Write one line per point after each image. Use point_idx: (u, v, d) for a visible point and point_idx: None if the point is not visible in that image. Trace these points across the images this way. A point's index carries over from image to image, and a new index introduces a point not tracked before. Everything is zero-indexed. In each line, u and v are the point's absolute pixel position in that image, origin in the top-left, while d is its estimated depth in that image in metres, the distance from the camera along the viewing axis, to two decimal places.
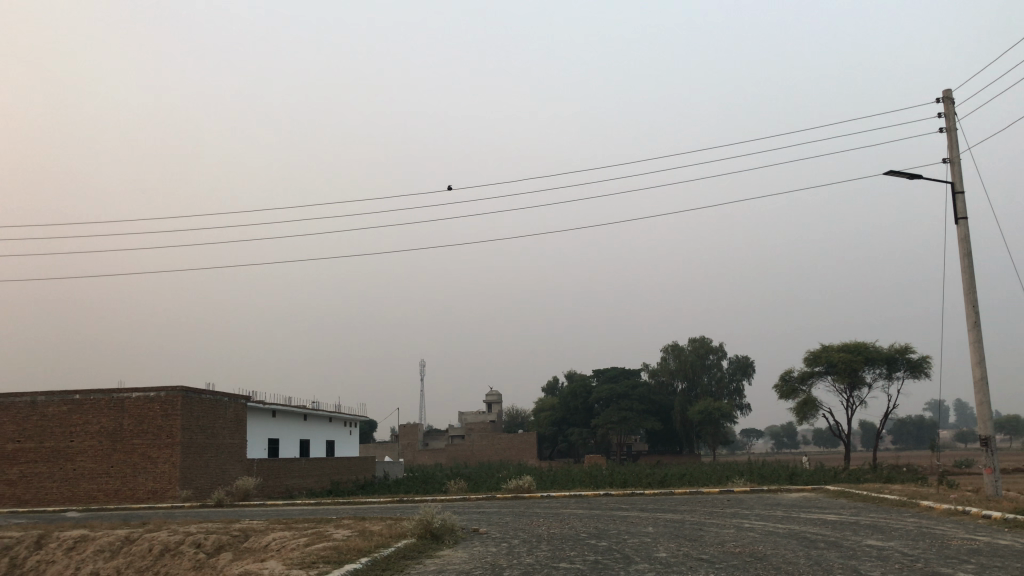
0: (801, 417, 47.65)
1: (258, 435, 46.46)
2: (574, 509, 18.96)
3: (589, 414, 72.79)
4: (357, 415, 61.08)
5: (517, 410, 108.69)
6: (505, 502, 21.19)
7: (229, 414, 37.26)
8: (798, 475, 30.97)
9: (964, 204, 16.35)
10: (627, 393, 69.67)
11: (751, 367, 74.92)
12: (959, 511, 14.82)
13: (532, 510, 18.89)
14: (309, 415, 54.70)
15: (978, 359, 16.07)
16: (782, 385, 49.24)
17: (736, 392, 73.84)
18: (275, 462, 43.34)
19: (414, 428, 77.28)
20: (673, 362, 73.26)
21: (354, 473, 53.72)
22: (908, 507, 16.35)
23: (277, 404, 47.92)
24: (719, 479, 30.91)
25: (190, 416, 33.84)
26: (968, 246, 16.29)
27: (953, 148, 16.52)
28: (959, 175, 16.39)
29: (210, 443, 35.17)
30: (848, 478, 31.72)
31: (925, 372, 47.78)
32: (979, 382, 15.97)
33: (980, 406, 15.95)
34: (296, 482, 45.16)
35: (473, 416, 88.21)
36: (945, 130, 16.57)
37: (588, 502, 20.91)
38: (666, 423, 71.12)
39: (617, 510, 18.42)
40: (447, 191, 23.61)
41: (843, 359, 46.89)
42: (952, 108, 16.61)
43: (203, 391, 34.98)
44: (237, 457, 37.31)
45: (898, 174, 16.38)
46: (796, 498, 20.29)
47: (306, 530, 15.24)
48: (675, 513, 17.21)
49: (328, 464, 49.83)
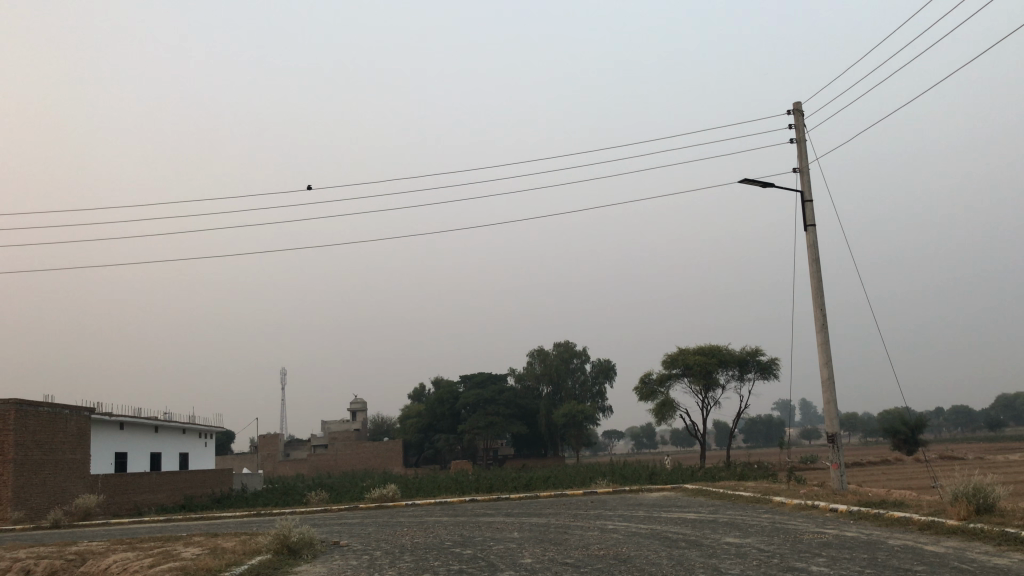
0: (660, 418, 49.06)
1: (103, 449, 43.65)
2: (439, 517, 18.61)
3: (455, 420, 72.59)
4: (213, 426, 58.44)
5: (382, 417, 107.27)
6: (369, 512, 20.66)
7: (71, 428, 34.75)
8: (658, 475, 31.82)
9: (812, 212, 17.11)
10: (493, 398, 69.90)
11: (613, 370, 76.71)
12: (808, 506, 15.44)
13: (396, 520, 18.39)
14: (161, 427, 51.92)
15: (825, 359, 16.84)
16: (642, 387, 50.55)
17: (599, 395, 75.39)
18: (122, 478, 40.81)
19: (275, 438, 74.86)
20: (538, 366, 74.09)
21: (210, 487, 51.34)
22: (762, 504, 16.90)
23: (125, 416, 45.21)
24: (583, 481, 31.38)
25: (25, 431, 31.33)
26: (816, 251, 17.05)
27: (802, 158, 17.26)
28: (809, 184, 17.15)
29: (49, 459, 32.69)
30: (706, 476, 32.80)
31: (773, 373, 50.21)
32: (826, 381, 16.73)
33: (827, 405, 16.71)
34: (146, 498, 42.71)
35: (337, 425, 86.33)
36: (795, 141, 17.30)
37: (452, 509, 20.62)
38: (531, 427, 71.80)
39: (482, 516, 18.20)
40: (307, 192, 22.98)
41: (699, 361, 48.63)
42: (802, 120, 17.36)
43: (40, 403, 32.45)
44: (79, 474, 34.86)
45: (753, 183, 16.95)
46: (657, 497, 20.69)
47: (151, 550, 14.25)
48: (540, 516, 17.18)
49: (181, 478, 47.39)
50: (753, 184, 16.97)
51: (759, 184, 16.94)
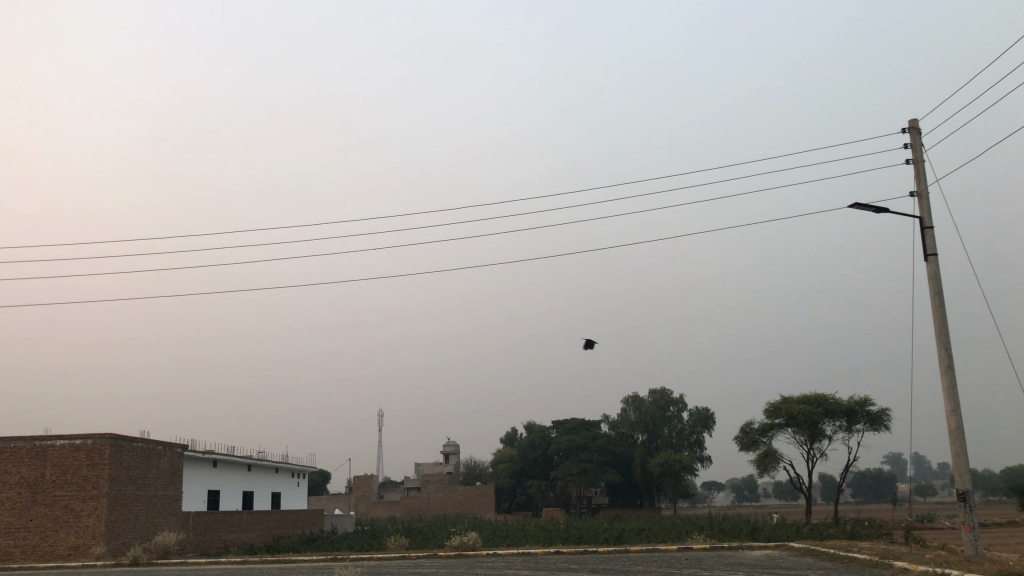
0: (762, 470, 46.35)
1: (196, 486, 43.96)
2: (519, 570, 17.25)
3: (548, 465, 70.93)
4: (306, 466, 58.53)
5: (475, 461, 106.31)
6: (447, 562, 19.52)
7: (163, 464, 34.91)
8: (760, 530, 29.53)
9: (933, 240, 15.33)
10: (587, 444, 67.96)
11: (712, 419, 73.49)
12: (936, 574, 13.45)
13: (473, 571, 17.12)
14: (253, 465, 52.14)
15: (952, 406, 14.89)
16: (742, 437, 48.04)
17: (698, 444, 72.33)
18: (213, 516, 40.84)
19: (368, 480, 74.72)
20: (633, 413, 71.91)
21: (300, 527, 51.17)
22: (880, 569, 14.89)
23: (219, 453, 45.54)
24: (678, 535, 29.46)
25: (119, 465, 31.54)
26: (939, 284, 15.21)
27: (920, 181, 15.53)
28: (928, 209, 15.40)
29: (141, 495, 32.83)
30: (813, 534, 30.32)
31: (885, 425, 46.90)
32: (955, 431, 14.77)
33: (956, 458, 14.71)
34: (234, 536, 42.63)
35: (429, 468, 85.73)
36: (912, 162, 15.60)
37: (536, 561, 19.27)
38: (626, 476, 69.47)
39: (564, 571, 16.72)
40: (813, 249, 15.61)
41: (804, 411, 45.87)
42: (919, 139, 15.67)
43: (134, 439, 32.70)
44: (171, 510, 34.99)
45: (864, 208, 15.32)
46: (759, 557, 18.74)
47: None
48: (627, 574, 15.65)
49: (271, 517, 47.37)
50: (864, 210, 15.35)
51: (871, 209, 15.30)
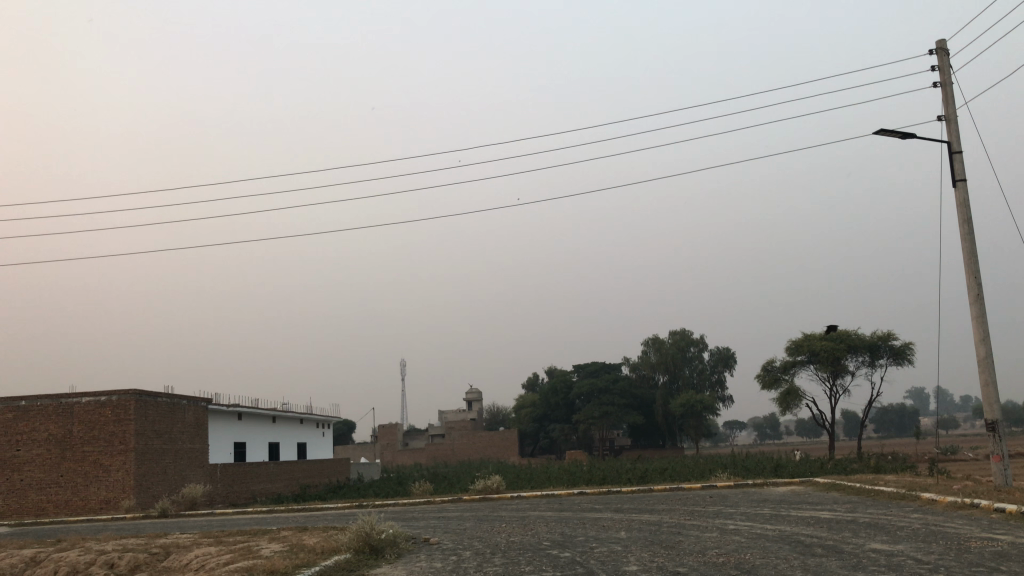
0: (784, 407, 46.26)
1: (223, 439, 44.46)
2: (542, 512, 17.19)
3: (570, 409, 71.26)
4: (330, 416, 59.08)
5: (498, 407, 107.14)
6: (470, 506, 19.52)
7: (188, 417, 35.25)
8: (784, 467, 29.45)
9: (962, 165, 14.79)
10: (608, 388, 68.09)
11: (733, 358, 73.35)
12: (967, 505, 13.18)
13: (497, 514, 17.05)
14: (277, 417, 52.62)
15: (981, 334, 14.53)
16: (764, 375, 47.88)
17: (719, 384, 72.33)
18: (240, 468, 41.34)
19: (392, 429, 75.46)
20: (654, 355, 71.91)
21: (327, 477, 51.82)
22: (908, 501, 14.68)
23: (242, 406, 45.91)
24: (702, 474, 29.45)
25: (145, 420, 31.85)
26: (968, 211, 14.73)
27: (948, 104, 14.95)
28: (956, 133, 14.84)
29: (168, 448, 33.21)
30: (837, 470, 30.18)
31: (908, 359, 46.54)
32: (984, 360, 14.43)
33: (985, 387, 14.41)
34: (262, 487, 43.19)
35: (453, 415, 86.41)
36: (939, 85, 14.99)
37: (560, 502, 19.23)
38: (648, 417, 69.71)
39: (588, 511, 16.63)
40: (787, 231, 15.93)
41: (826, 347, 45.56)
42: (947, 61, 15.03)
43: (159, 394, 32.97)
44: (198, 463, 35.41)
45: (890, 134, 14.78)
46: (784, 492, 18.57)
47: (236, 545, 13.46)
48: (651, 513, 15.49)
49: (297, 467, 47.93)
50: (890, 136, 14.80)
51: (897, 136, 14.75)
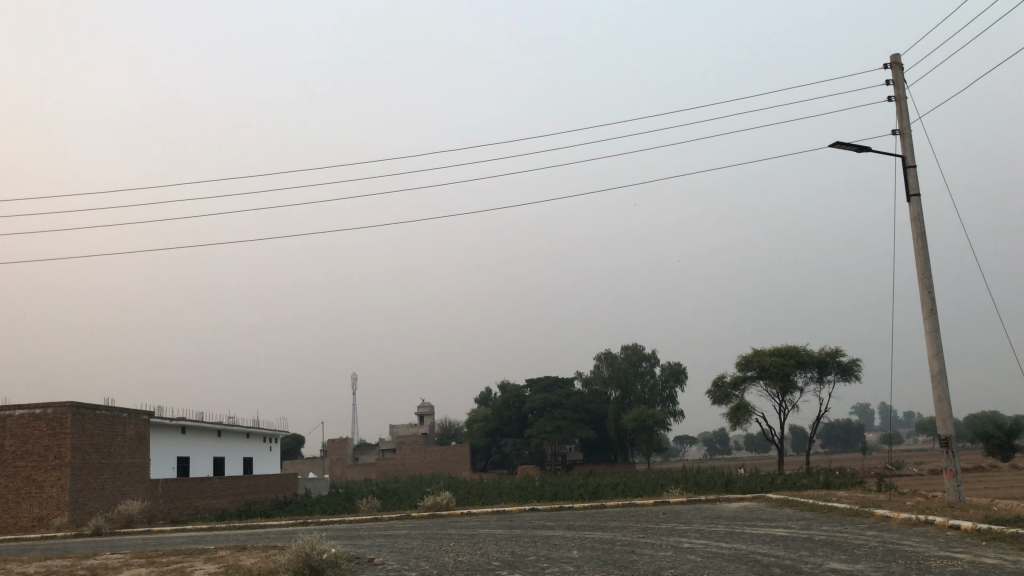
0: (734, 423, 46.42)
1: (165, 454, 43.14)
2: (493, 530, 16.71)
3: (523, 424, 70.82)
4: (277, 430, 57.83)
5: (450, 421, 106.27)
6: (420, 523, 18.99)
7: (129, 431, 34.04)
8: (735, 482, 29.36)
9: (916, 179, 14.79)
10: (561, 402, 67.84)
11: (684, 373, 73.62)
12: (922, 521, 13.05)
13: (446, 532, 16.56)
14: (223, 431, 51.28)
15: (935, 350, 14.48)
16: (715, 390, 47.97)
17: (670, 399, 72.47)
18: (182, 483, 40.07)
19: (342, 443, 74.25)
20: (606, 370, 71.89)
21: (273, 492, 50.52)
22: (862, 518, 14.53)
23: (186, 420, 44.61)
24: (654, 489, 29.19)
25: (82, 434, 30.66)
26: (921, 225, 14.71)
27: (903, 119, 14.94)
28: (910, 147, 14.84)
29: (107, 463, 32.01)
30: (787, 484, 30.22)
31: (855, 375, 47.05)
32: (938, 375, 14.38)
33: (938, 403, 14.35)
34: (205, 503, 41.92)
35: (404, 430, 85.37)
36: (893, 99, 14.98)
37: (511, 519, 18.80)
38: (600, 432, 69.56)
39: (539, 529, 16.20)
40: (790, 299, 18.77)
41: (775, 363, 45.86)
42: (901, 76, 15.04)
43: (97, 407, 31.79)
44: (139, 478, 34.18)
45: (846, 147, 14.70)
46: (738, 508, 18.38)
47: (167, 566, 12.74)
48: (604, 531, 15.11)
49: (242, 482, 46.66)
50: (846, 149, 14.74)
51: (853, 149, 14.69)
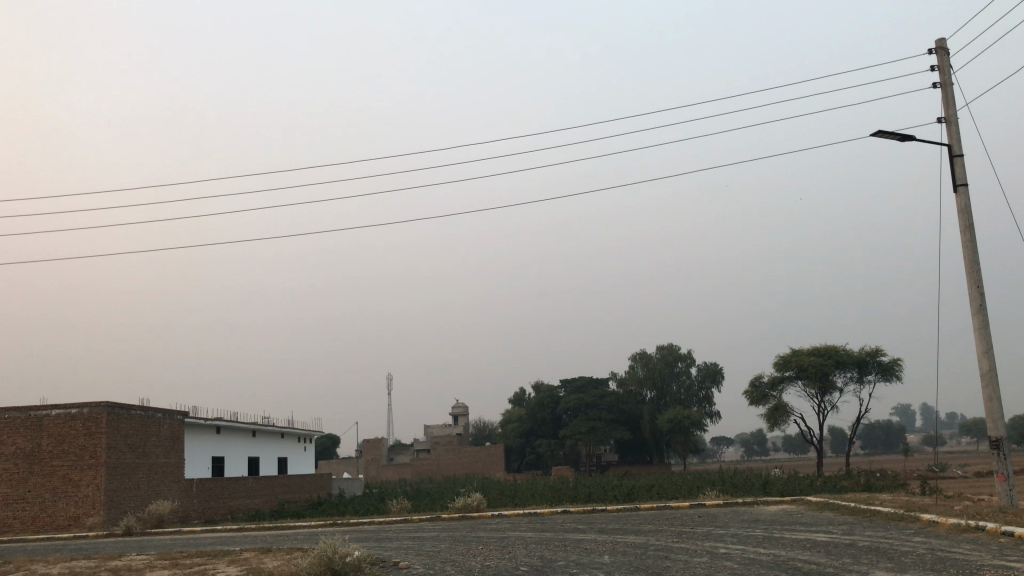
0: (772, 423, 45.55)
1: (200, 453, 43.33)
2: (523, 532, 16.31)
3: (557, 424, 70.34)
4: (312, 430, 57.98)
5: (484, 422, 106.04)
6: (449, 524, 18.66)
7: (164, 431, 34.14)
8: (773, 484, 28.64)
9: (964, 169, 14.12)
10: (595, 403, 67.24)
11: (720, 374, 72.56)
12: (971, 527, 12.42)
13: (476, 534, 16.22)
14: (257, 431, 51.47)
15: (985, 347, 13.81)
16: (752, 390, 47.11)
17: (706, 400, 71.45)
18: (216, 483, 40.18)
19: (377, 443, 74.33)
20: (641, 370, 71.11)
21: (307, 492, 50.61)
22: (908, 523, 13.92)
23: (221, 420, 44.82)
24: (690, 491, 28.57)
25: (117, 434, 30.80)
26: (969, 217, 14.04)
27: (949, 106, 14.28)
28: (957, 136, 14.17)
29: (141, 463, 32.12)
30: (827, 487, 29.43)
31: (897, 376, 45.92)
32: (987, 374, 13.71)
33: (988, 403, 13.68)
34: (239, 503, 42.02)
35: (438, 430, 85.21)
36: (938, 86, 14.34)
37: (541, 521, 18.38)
38: (635, 433, 68.84)
39: (570, 532, 15.76)
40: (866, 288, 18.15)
41: (814, 362, 44.93)
42: (946, 61, 14.38)
43: (132, 407, 31.90)
44: (173, 478, 34.28)
45: (889, 136, 14.09)
46: (776, 512, 17.77)
47: (190, 568, 12.51)
48: (637, 535, 14.64)
49: (276, 482, 46.76)
50: (888, 138, 14.11)
51: (896, 138, 14.06)
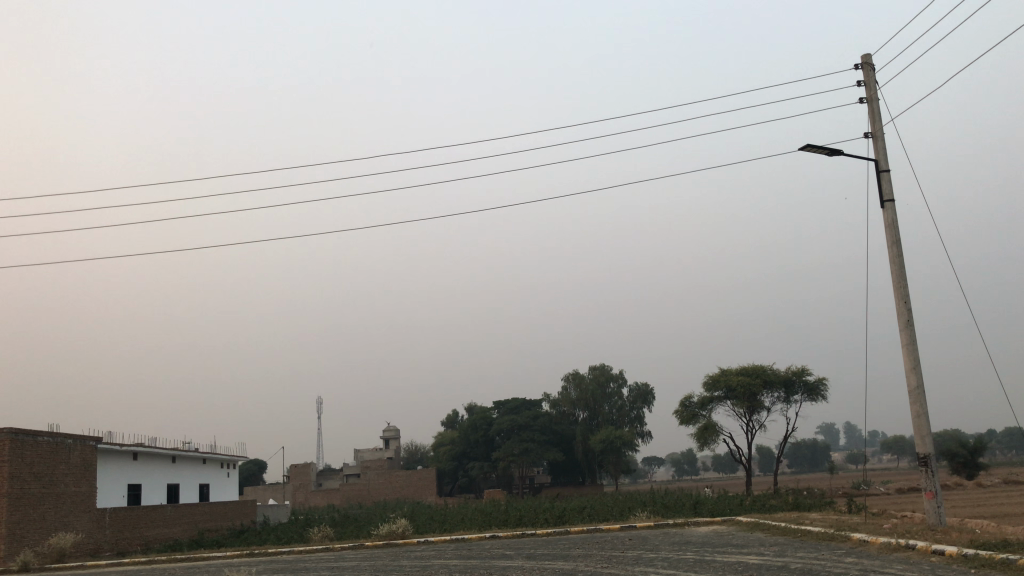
0: (702, 443, 45.68)
1: (114, 481, 41.33)
2: (448, 560, 15.58)
3: (490, 447, 69.56)
4: (236, 455, 56.11)
5: (416, 445, 104.55)
6: (373, 553, 17.88)
7: (74, 459, 32.34)
8: (704, 504, 28.44)
9: (890, 184, 14.11)
10: (528, 424, 66.74)
11: (651, 394, 72.82)
12: (902, 546, 12.22)
13: (398, 564, 15.47)
14: (178, 457, 49.49)
15: (913, 363, 13.73)
16: (682, 411, 47.24)
17: (638, 420, 71.57)
18: (131, 512, 38.31)
19: (305, 468, 72.41)
20: (574, 391, 70.92)
21: (230, 520, 48.80)
22: (839, 542, 13.70)
23: (138, 445, 42.93)
24: (622, 513, 28.19)
25: (22, 462, 29.04)
26: (896, 232, 14.01)
27: (875, 122, 14.27)
28: (883, 151, 14.16)
29: (48, 493, 30.34)
30: (757, 506, 29.40)
31: (822, 395, 46.56)
32: (916, 391, 13.62)
33: (917, 419, 13.59)
34: (156, 533, 40.15)
35: (369, 454, 83.55)
36: (865, 101, 14.32)
37: (469, 548, 17.71)
38: (568, 454, 68.50)
39: (496, 559, 15.15)
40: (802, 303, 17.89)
41: (742, 382, 45.27)
42: (872, 76, 14.38)
43: (39, 433, 30.13)
44: (84, 508, 32.45)
45: (817, 150, 13.97)
46: (707, 534, 17.44)
47: None
48: (565, 560, 14.09)
49: (198, 510, 44.95)
50: (817, 152, 14.01)
51: (824, 151, 13.97)
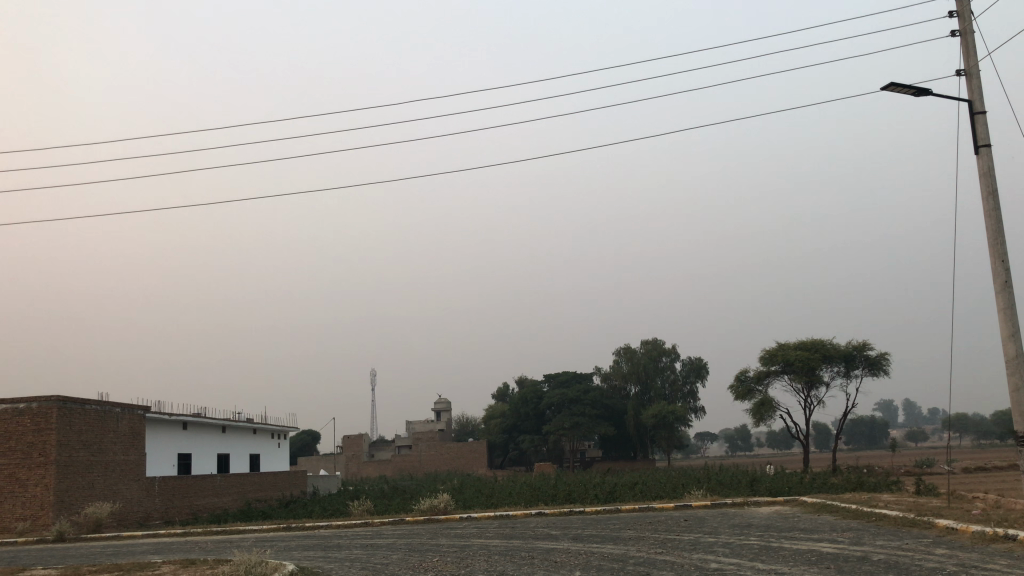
0: (758, 419, 43.96)
1: (164, 450, 41.28)
2: (489, 540, 14.47)
3: (541, 420, 68.56)
4: (286, 427, 56.05)
5: (467, 418, 104.35)
6: (413, 529, 16.89)
7: (122, 427, 32.08)
8: (761, 482, 27.00)
9: (985, 128, 12.45)
10: (579, 398, 65.55)
11: (705, 369, 70.96)
12: (1000, 537, 10.73)
13: (436, 542, 14.41)
14: (228, 426, 49.43)
15: (1011, 330, 12.15)
16: (738, 385, 45.56)
17: (691, 395, 69.88)
18: (181, 481, 38.20)
19: (357, 439, 72.39)
20: (626, 365, 69.53)
21: (280, 490, 48.69)
22: (924, 530, 12.21)
23: (188, 415, 42.79)
24: (675, 490, 26.89)
25: (70, 430, 28.78)
26: (992, 182, 12.38)
27: (968, 57, 12.59)
28: (978, 91, 12.49)
29: (97, 461, 30.10)
30: (818, 484, 27.91)
31: (884, 371, 44.46)
32: (1014, 360, 12.06)
33: (1014, 393, 12.04)
34: (205, 502, 40.05)
35: (421, 426, 83.39)
36: (958, 33, 12.61)
37: (512, 527, 16.56)
38: (619, 428, 67.23)
39: (540, 539, 13.98)
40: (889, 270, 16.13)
41: (800, 357, 43.40)
42: (966, 5, 12.67)
43: (87, 401, 29.86)
44: (133, 476, 32.23)
45: (901, 89, 12.36)
46: (770, 515, 16.08)
47: None
48: (614, 543, 12.86)
49: (247, 480, 44.82)
50: (902, 91, 12.38)
51: (910, 91, 12.35)
